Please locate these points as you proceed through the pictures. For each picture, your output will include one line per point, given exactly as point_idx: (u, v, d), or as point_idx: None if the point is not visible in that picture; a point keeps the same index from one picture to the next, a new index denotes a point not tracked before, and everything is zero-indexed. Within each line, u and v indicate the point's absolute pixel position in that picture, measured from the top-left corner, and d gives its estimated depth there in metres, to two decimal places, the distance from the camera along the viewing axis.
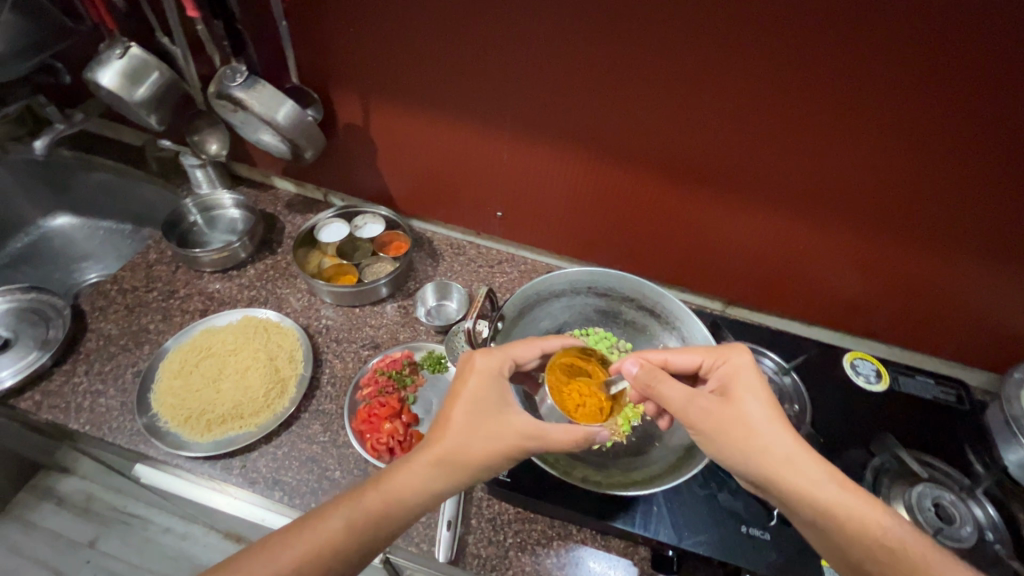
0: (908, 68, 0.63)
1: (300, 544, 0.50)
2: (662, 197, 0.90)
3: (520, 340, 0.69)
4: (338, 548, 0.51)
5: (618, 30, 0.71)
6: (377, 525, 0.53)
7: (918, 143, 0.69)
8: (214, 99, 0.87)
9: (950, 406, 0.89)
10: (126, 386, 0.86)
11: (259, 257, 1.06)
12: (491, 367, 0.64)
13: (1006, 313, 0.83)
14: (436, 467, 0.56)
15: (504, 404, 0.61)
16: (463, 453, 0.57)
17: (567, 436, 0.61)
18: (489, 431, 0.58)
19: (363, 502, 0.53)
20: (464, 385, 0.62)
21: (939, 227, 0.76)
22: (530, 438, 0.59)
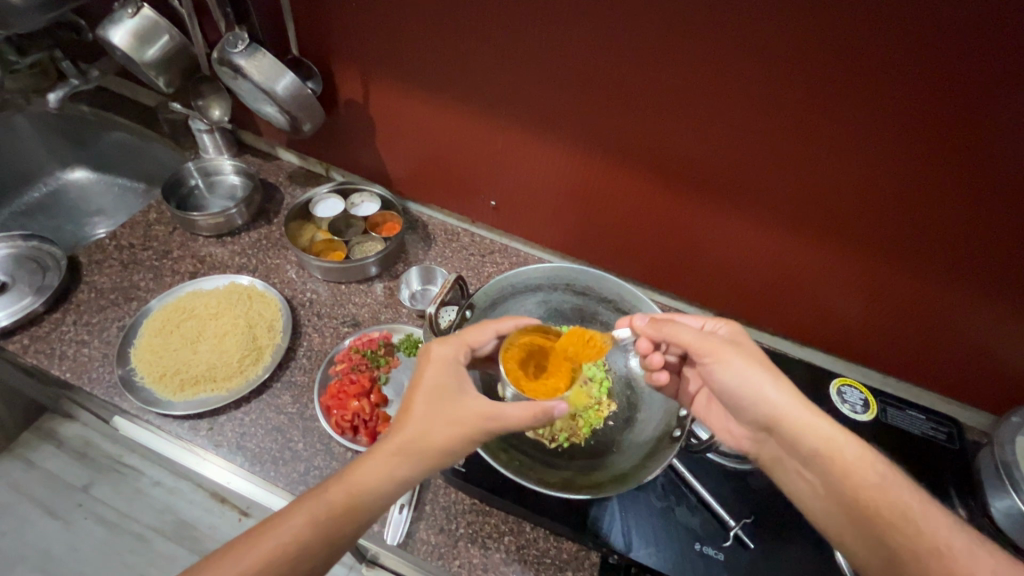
0: (898, 77, 0.59)
1: (264, 545, 0.49)
2: (654, 198, 0.87)
3: (473, 325, 0.67)
4: (302, 547, 0.50)
5: (616, 23, 0.69)
6: (340, 522, 0.52)
7: (923, 165, 0.65)
8: (217, 64, 0.88)
9: (938, 443, 0.86)
10: (110, 338, 0.88)
11: (254, 226, 1.07)
12: (448, 354, 0.62)
13: (1010, 353, 0.78)
14: (398, 457, 0.55)
15: (461, 389, 0.60)
16: (427, 441, 0.56)
17: (526, 411, 0.57)
18: (449, 418, 0.57)
19: (324, 498, 0.52)
20: (422, 375, 0.60)
21: (944, 256, 0.72)
22: (490, 418, 0.57)
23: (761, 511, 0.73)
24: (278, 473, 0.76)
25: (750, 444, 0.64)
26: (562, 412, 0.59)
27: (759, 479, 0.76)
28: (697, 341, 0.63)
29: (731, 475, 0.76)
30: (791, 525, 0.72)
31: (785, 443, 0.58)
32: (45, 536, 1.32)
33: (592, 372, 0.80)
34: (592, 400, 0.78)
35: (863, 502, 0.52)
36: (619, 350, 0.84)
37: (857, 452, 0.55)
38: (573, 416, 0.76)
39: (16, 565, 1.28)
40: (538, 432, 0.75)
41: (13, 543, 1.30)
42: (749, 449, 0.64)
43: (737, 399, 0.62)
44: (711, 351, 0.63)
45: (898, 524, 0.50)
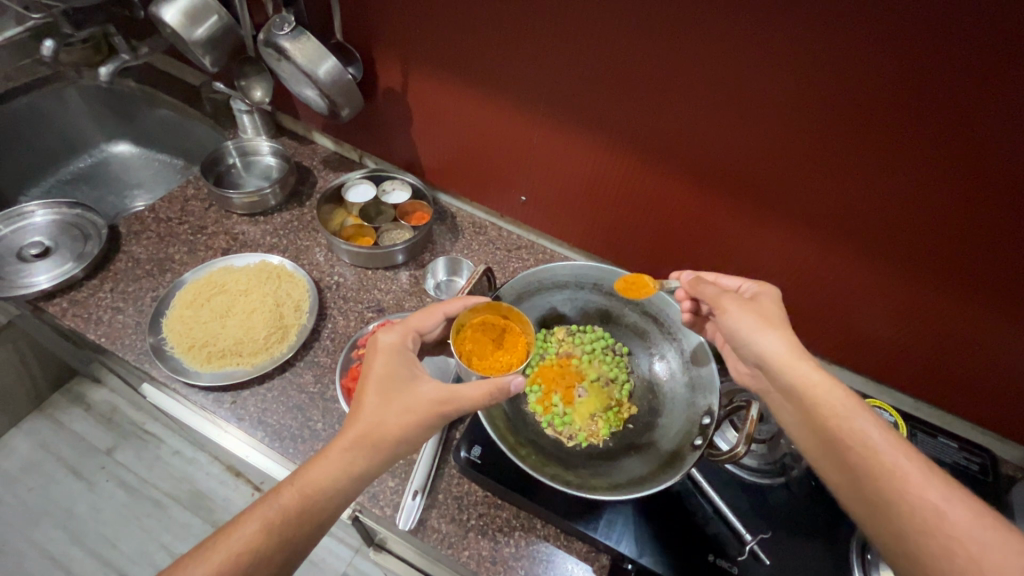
0: (927, 87, 0.58)
1: (218, 556, 0.49)
2: (686, 202, 0.86)
3: (419, 310, 0.69)
4: (259, 551, 0.50)
5: (663, 22, 0.67)
6: (297, 522, 0.52)
7: (969, 185, 0.63)
8: (262, 46, 0.90)
9: (969, 475, 0.82)
10: (144, 308, 0.91)
11: (286, 207, 1.09)
12: (395, 343, 0.64)
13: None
14: (352, 452, 0.56)
15: (412, 377, 0.61)
16: (381, 432, 0.57)
17: (477, 391, 0.59)
18: (398, 409, 0.58)
19: (278, 501, 0.52)
20: (370, 367, 0.61)
21: (983, 279, 0.70)
22: (443, 402, 0.58)
23: (778, 528, 0.72)
24: (297, 450, 0.78)
25: (752, 378, 0.67)
26: (519, 385, 0.59)
27: (778, 495, 0.75)
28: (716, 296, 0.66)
29: (749, 489, 0.75)
30: (809, 545, 0.71)
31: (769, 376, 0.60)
32: (69, 495, 1.37)
33: (614, 373, 0.82)
34: (612, 402, 0.80)
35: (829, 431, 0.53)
36: (643, 351, 0.84)
37: (828, 385, 0.56)
38: (592, 417, 0.78)
39: (40, 521, 1.33)
40: (557, 429, 0.76)
41: (40, 499, 1.36)
42: (751, 384, 0.67)
43: (736, 344, 0.64)
44: (726, 304, 0.65)
45: (856, 448, 0.51)
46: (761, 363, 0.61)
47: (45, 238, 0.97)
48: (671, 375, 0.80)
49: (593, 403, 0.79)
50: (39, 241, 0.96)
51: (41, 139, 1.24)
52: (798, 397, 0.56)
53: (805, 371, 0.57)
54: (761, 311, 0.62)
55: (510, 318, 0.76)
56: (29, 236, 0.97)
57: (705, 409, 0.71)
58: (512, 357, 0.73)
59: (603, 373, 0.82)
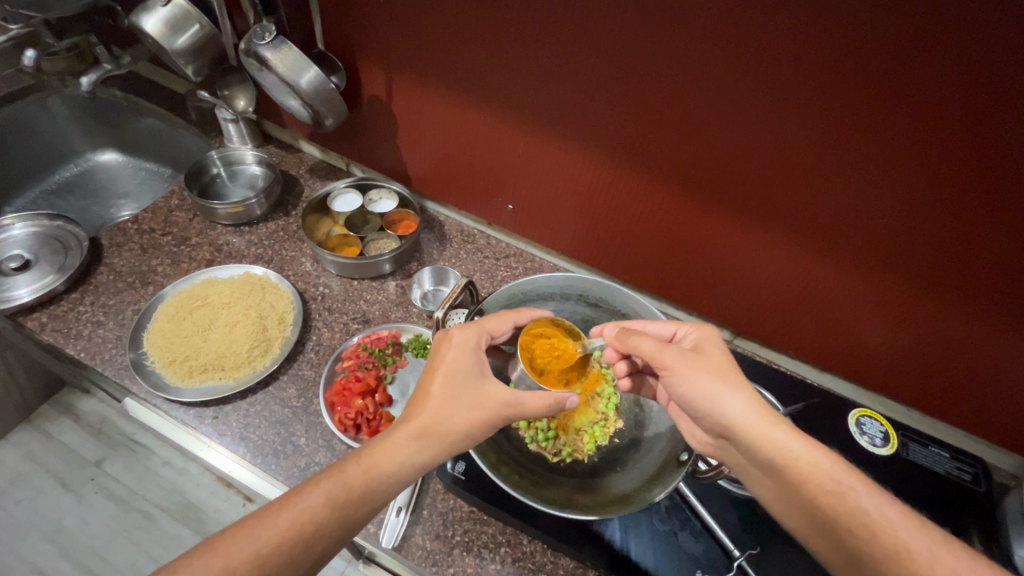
0: (898, 95, 0.58)
1: (283, 521, 0.48)
2: (673, 211, 0.85)
3: (493, 314, 0.68)
4: (321, 522, 0.49)
5: (645, 31, 0.67)
6: (358, 503, 0.51)
7: (975, 201, 0.62)
8: (243, 55, 0.88)
9: (962, 484, 0.83)
10: (125, 321, 0.89)
11: (272, 217, 1.08)
12: (469, 341, 0.63)
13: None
14: (419, 440, 0.55)
15: (481, 376, 0.60)
16: (447, 426, 0.56)
17: (540, 402, 0.60)
18: (468, 404, 0.57)
19: (345, 477, 0.52)
20: (440, 359, 0.61)
21: (988, 294, 0.69)
22: (509, 405, 0.58)
23: (768, 543, 0.71)
24: (279, 467, 0.76)
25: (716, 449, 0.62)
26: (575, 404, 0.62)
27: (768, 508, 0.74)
28: (658, 352, 0.62)
29: (738, 502, 0.74)
30: (800, 560, 0.70)
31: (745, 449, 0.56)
32: (57, 507, 1.36)
33: (601, 387, 0.80)
34: (598, 415, 0.78)
35: (818, 504, 0.51)
36: None
37: (811, 454, 0.54)
38: (577, 432, 0.76)
39: (28, 534, 1.31)
40: (541, 445, 0.74)
41: (28, 512, 1.34)
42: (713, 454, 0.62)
43: (698, 412, 0.60)
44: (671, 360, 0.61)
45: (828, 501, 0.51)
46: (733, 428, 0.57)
47: (25, 251, 0.95)
48: None
49: (581, 417, 0.77)
50: (20, 254, 0.95)
51: (25, 149, 1.23)
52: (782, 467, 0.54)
53: (784, 441, 0.55)
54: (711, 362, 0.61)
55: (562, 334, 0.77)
56: (8, 250, 0.96)
57: None
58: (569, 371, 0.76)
59: (590, 386, 0.80)
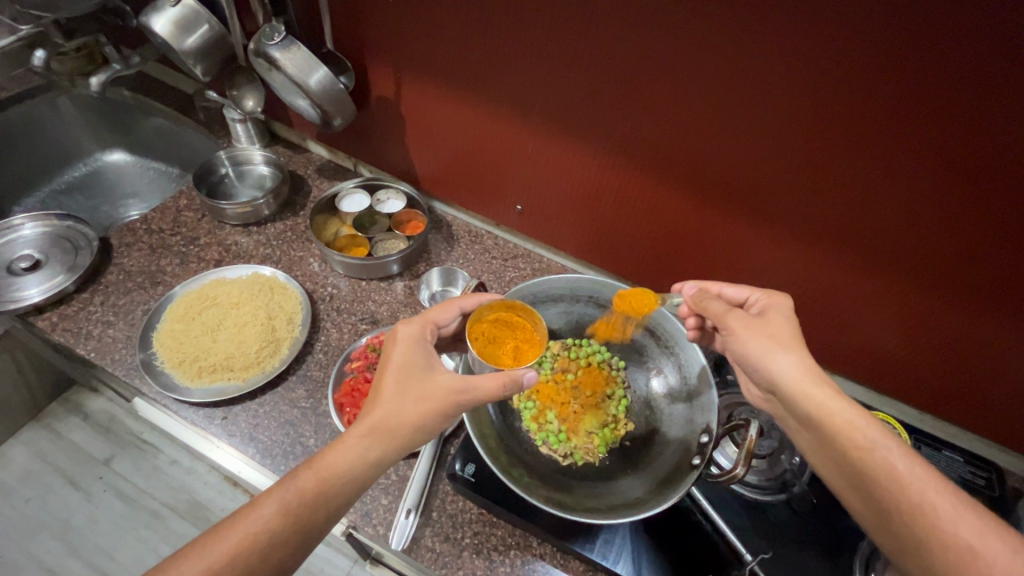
0: (911, 90, 0.57)
1: (235, 535, 0.47)
2: (683, 212, 0.84)
3: (437, 304, 0.69)
4: (276, 531, 0.48)
5: (658, 31, 0.66)
6: (312, 506, 0.50)
7: (997, 202, 0.60)
8: (253, 55, 0.88)
9: (976, 489, 0.82)
10: (134, 321, 0.90)
11: (280, 217, 1.08)
12: (414, 333, 0.63)
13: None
14: (369, 437, 0.54)
15: (430, 367, 0.60)
16: (397, 419, 0.56)
17: (490, 382, 0.58)
18: (417, 396, 0.57)
19: (296, 483, 0.51)
20: (389, 356, 0.60)
21: (1005, 297, 0.67)
22: (460, 391, 0.57)
23: (780, 547, 0.70)
24: (288, 467, 0.76)
25: (767, 403, 0.64)
26: (532, 379, 0.60)
27: (780, 512, 0.73)
28: (721, 312, 0.64)
29: (750, 506, 0.73)
30: (813, 565, 0.69)
31: (786, 404, 0.57)
32: (66, 505, 1.36)
33: (611, 390, 0.80)
34: (608, 418, 0.78)
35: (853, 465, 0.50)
36: (640, 366, 0.82)
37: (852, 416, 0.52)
38: (587, 434, 0.76)
39: (38, 532, 1.32)
40: (552, 447, 0.75)
41: (37, 510, 1.35)
42: (763, 407, 0.65)
43: (747, 365, 0.61)
44: (732, 323, 0.62)
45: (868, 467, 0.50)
46: (773, 388, 0.58)
47: (35, 251, 0.96)
48: (668, 392, 0.78)
49: (590, 420, 0.77)
50: (29, 254, 0.95)
51: (35, 149, 1.23)
52: (816, 424, 0.54)
53: (827, 400, 0.53)
54: (775, 328, 0.60)
55: (518, 314, 0.75)
56: (18, 250, 0.96)
57: (703, 427, 0.69)
58: (529, 350, 0.71)
59: (600, 388, 0.80)
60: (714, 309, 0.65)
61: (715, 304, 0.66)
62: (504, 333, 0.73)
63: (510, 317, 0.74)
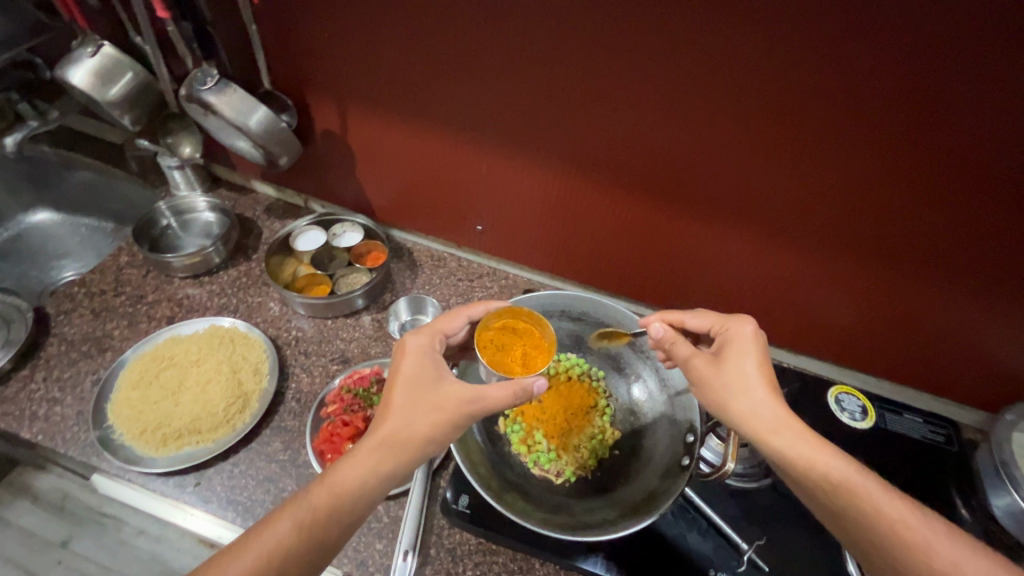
0: (839, 84, 0.61)
1: (249, 554, 0.48)
2: (641, 216, 0.87)
3: (444, 313, 0.69)
4: (290, 549, 0.49)
5: (597, 45, 0.68)
6: (326, 523, 0.51)
7: (928, 179, 0.65)
8: (185, 101, 0.84)
9: (937, 446, 0.88)
10: (84, 394, 0.83)
11: (232, 263, 1.03)
12: (423, 343, 0.63)
13: (1016, 355, 0.78)
14: (381, 450, 0.55)
15: (440, 376, 0.60)
16: (407, 433, 0.56)
17: (504, 391, 0.58)
18: (427, 406, 0.57)
19: (309, 500, 0.51)
20: (399, 368, 0.60)
21: (941, 267, 0.73)
22: (471, 402, 0.57)
23: (772, 531, 0.72)
24: None
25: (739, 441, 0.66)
26: (542, 387, 0.60)
27: (767, 496, 0.76)
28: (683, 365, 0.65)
29: (739, 496, 0.75)
30: (804, 543, 0.72)
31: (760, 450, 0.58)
32: None
33: (593, 400, 0.81)
34: (595, 428, 0.79)
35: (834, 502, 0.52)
36: (619, 375, 0.83)
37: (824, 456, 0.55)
38: (578, 448, 0.76)
39: None
40: (544, 468, 0.74)
41: None
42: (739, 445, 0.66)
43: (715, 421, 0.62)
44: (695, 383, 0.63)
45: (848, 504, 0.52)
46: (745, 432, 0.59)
47: None
48: (649, 398, 0.79)
49: (579, 435, 0.77)
50: None
51: None
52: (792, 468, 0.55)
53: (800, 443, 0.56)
54: (734, 386, 0.60)
55: (527, 320, 0.74)
56: None
57: (687, 426, 0.71)
58: (538, 357, 0.70)
59: (585, 401, 0.80)
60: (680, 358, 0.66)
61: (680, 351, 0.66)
62: (514, 339, 0.72)
63: (518, 322, 0.74)
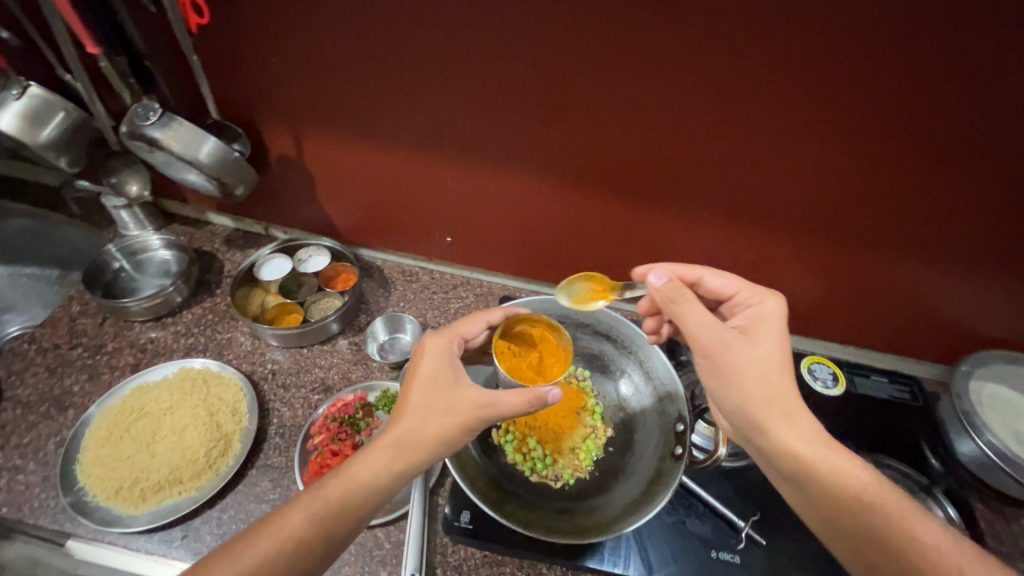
0: (790, 70, 0.63)
1: (263, 539, 0.49)
2: (608, 213, 0.88)
3: (464, 317, 0.69)
4: (301, 538, 0.50)
5: (551, 52, 0.68)
6: (337, 517, 0.51)
7: (880, 159, 0.69)
8: (127, 139, 0.80)
9: (904, 403, 0.92)
10: (48, 459, 0.79)
11: (196, 300, 0.99)
12: (442, 346, 0.63)
13: (967, 310, 0.84)
14: (394, 450, 0.55)
15: (456, 378, 0.60)
16: (420, 434, 0.55)
17: (517, 398, 0.58)
18: (442, 407, 0.57)
19: (322, 493, 0.52)
20: (417, 367, 0.61)
21: (897, 234, 0.77)
22: (484, 407, 0.57)
23: (765, 506, 0.75)
24: None
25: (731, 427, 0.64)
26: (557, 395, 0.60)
27: (757, 472, 0.78)
28: (705, 330, 0.58)
29: (731, 476, 0.78)
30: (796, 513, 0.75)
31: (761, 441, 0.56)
32: None
33: (582, 401, 0.82)
34: (586, 428, 0.80)
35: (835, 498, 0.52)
36: (604, 376, 0.84)
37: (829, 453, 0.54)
38: (572, 450, 0.77)
39: None
40: (542, 474, 0.74)
41: None
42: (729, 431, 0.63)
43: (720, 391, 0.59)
44: (712, 343, 0.58)
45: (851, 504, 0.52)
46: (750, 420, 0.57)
47: None
48: (637, 392, 0.81)
49: (572, 435, 0.78)
50: None
51: None
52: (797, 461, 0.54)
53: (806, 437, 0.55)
54: (761, 351, 0.59)
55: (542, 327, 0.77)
56: None
57: (676, 414, 0.74)
58: (554, 364, 0.73)
59: (575, 403, 0.81)
60: (701, 322, 0.58)
61: (701, 315, 0.58)
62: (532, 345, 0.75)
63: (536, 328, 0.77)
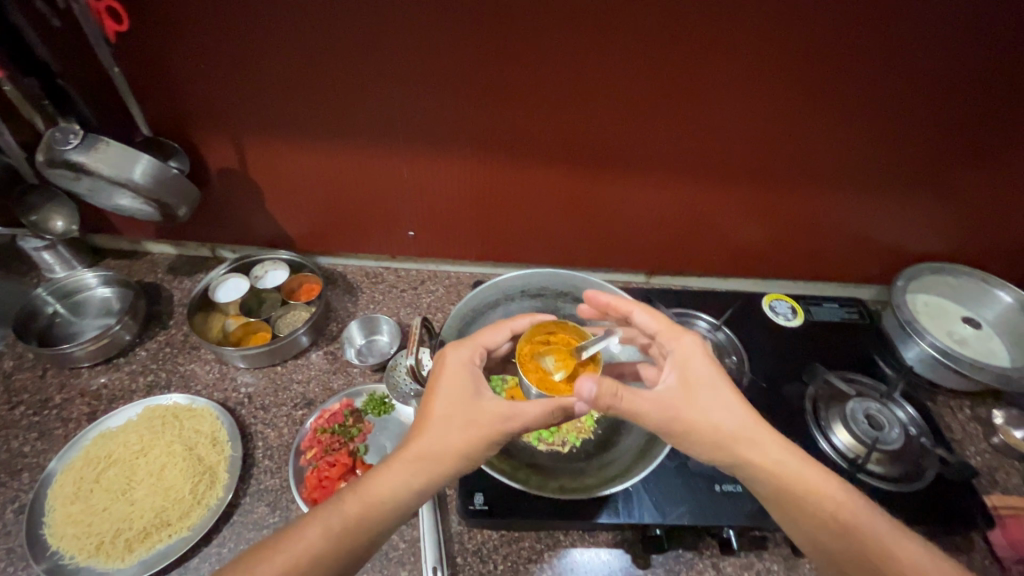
0: (722, 31, 0.67)
1: (277, 557, 0.48)
2: (568, 185, 0.90)
3: (486, 327, 0.68)
4: (321, 555, 0.48)
5: (497, 31, 0.69)
6: (359, 533, 0.50)
7: (810, 107, 0.75)
8: (46, 168, 0.73)
9: (855, 323, 1.00)
10: (8, 528, 0.71)
11: (149, 335, 0.93)
12: (465, 358, 0.61)
13: (896, 231, 0.93)
14: (415, 465, 0.54)
15: (478, 391, 0.59)
16: (441, 449, 0.54)
17: (541, 409, 0.57)
18: (463, 421, 0.56)
19: (340, 507, 0.51)
20: (437, 381, 0.59)
21: (831, 173, 0.84)
22: (507, 419, 0.56)
23: None
24: None
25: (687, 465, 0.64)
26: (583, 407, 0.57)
27: None
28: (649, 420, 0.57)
29: None
30: None
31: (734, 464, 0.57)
32: None
33: None
34: None
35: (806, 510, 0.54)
36: None
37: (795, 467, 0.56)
38: None
39: None
40: (549, 441, 0.76)
41: None
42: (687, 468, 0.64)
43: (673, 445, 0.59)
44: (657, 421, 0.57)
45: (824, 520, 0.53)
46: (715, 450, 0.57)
47: None
48: None
49: None
50: None
51: None
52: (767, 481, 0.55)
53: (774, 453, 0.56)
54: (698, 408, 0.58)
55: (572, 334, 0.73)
56: None
57: None
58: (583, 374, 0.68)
59: None
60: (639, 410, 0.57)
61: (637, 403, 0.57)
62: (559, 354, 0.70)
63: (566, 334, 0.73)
